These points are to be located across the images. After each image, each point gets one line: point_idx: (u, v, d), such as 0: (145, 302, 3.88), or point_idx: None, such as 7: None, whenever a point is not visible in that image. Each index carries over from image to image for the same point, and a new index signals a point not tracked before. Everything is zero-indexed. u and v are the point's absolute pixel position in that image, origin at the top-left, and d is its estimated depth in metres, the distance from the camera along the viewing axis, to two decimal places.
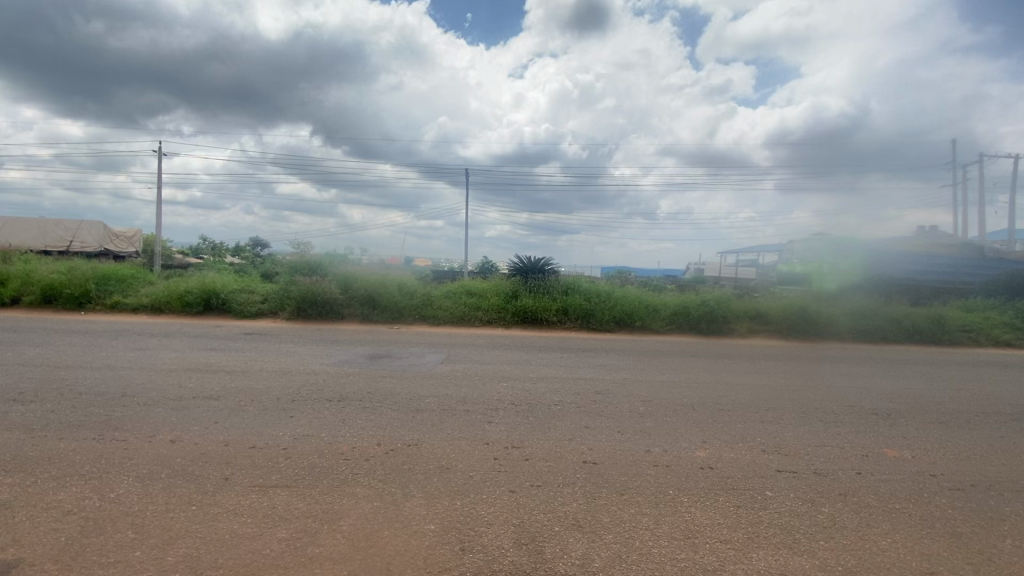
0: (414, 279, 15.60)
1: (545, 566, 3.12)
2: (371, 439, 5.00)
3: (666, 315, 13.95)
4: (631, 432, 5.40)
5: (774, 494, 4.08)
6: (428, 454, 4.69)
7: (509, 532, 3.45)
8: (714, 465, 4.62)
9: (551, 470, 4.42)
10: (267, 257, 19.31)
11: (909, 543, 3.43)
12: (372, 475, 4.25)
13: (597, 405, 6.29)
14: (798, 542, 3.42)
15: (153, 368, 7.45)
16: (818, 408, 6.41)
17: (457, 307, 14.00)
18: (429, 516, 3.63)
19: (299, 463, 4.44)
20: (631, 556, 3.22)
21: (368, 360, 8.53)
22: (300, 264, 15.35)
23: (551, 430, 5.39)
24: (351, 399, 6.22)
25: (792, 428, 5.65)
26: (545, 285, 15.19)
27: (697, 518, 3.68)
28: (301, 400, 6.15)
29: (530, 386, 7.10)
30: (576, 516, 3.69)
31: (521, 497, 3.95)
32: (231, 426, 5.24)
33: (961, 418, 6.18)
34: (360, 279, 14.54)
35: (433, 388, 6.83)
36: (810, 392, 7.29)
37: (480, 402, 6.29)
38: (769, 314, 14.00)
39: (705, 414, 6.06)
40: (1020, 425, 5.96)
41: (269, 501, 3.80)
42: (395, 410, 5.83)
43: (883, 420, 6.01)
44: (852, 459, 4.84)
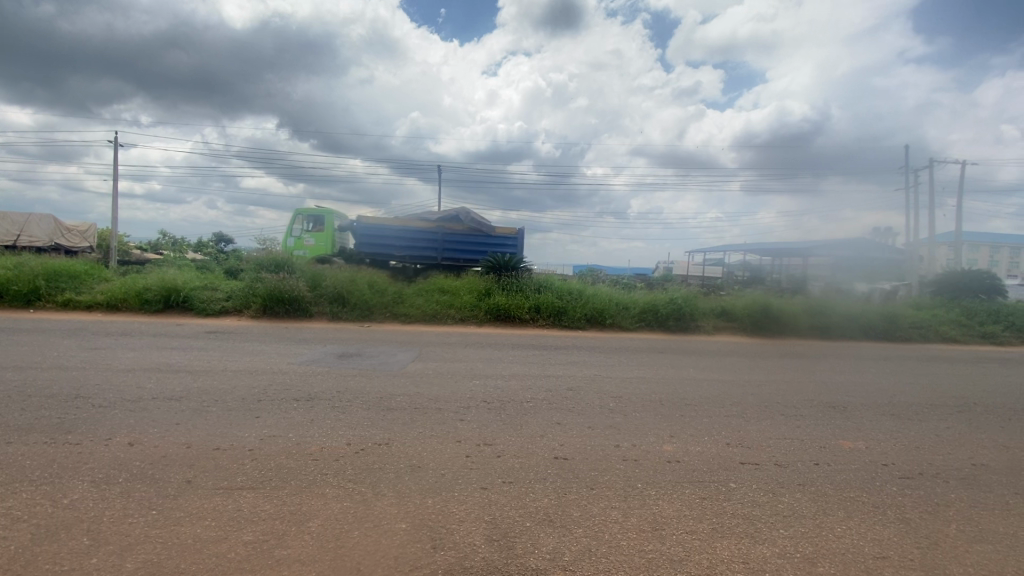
0: (385, 277, 15.40)
1: (516, 561, 3.15)
2: (340, 439, 4.91)
3: (635, 312, 14.23)
4: (601, 427, 5.48)
5: (737, 486, 4.22)
6: (399, 452, 4.65)
7: (481, 529, 3.46)
8: (681, 458, 4.74)
9: (522, 467, 4.45)
10: (231, 253, 18.73)
11: (863, 529, 3.60)
12: (341, 475, 4.18)
13: (567, 402, 6.36)
14: (760, 530, 3.54)
15: (109, 369, 7.13)
16: (780, 403, 6.64)
17: (429, 305, 13.89)
18: (401, 515, 3.60)
19: (267, 464, 4.33)
20: (600, 549, 3.28)
21: (338, 359, 8.36)
22: (266, 261, 14.95)
23: (523, 426, 5.42)
24: (320, 398, 6.10)
25: (755, 422, 5.84)
26: (518, 283, 15.22)
27: (665, 511, 3.77)
28: (268, 400, 6.00)
29: (503, 384, 7.11)
30: (547, 511, 3.73)
31: (493, 494, 3.96)
32: (194, 428, 5.07)
33: (910, 410, 6.52)
34: (329, 276, 14.28)
35: (404, 387, 6.75)
36: (771, 386, 7.56)
37: (452, 400, 6.26)
38: (734, 311, 14.48)
39: (672, 409, 6.21)
40: (964, 417, 6.32)
41: (235, 504, 3.70)
42: (365, 410, 5.75)
43: (840, 413, 6.28)
44: (811, 450, 5.04)
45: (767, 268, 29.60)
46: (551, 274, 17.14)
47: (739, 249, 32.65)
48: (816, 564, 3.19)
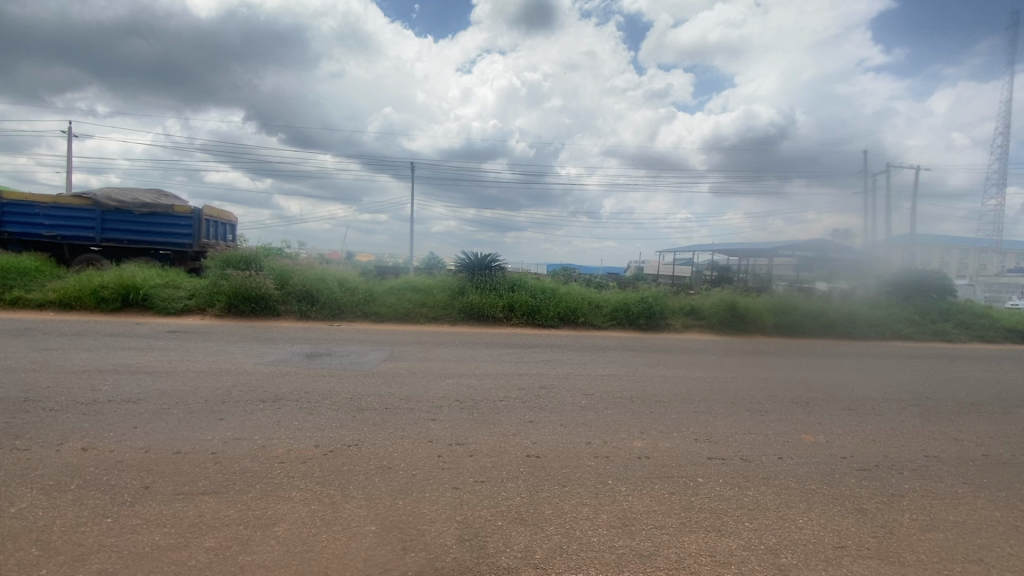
0: (356, 276, 15.15)
1: (487, 560, 3.14)
2: (308, 440, 4.81)
3: (607, 311, 14.40)
4: (573, 425, 5.53)
5: (705, 481, 4.31)
6: (370, 454, 4.57)
7: (453, 530, 3.44)
8: (650, 454, 4.82)
9: (495, 466, 4.43)
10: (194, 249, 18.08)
11: (822, 520, 3.74)
12: (310, 478, 4.08)
13: (539, 400, 6.38)
14: (726, 524, 3.63)
15: (62, 370, 6.78)
16: (745, 399, 6.83)
17: (402, 304, 13.73)
18: (371, 517, 3.55)
19: (231, 468, 4.21)
20: (571, 546, 3.30)
21: (306, 359, 8.20)
22: (233, 258, 14.50)
23: (495, 425, 5.41)
24: (288, 399, 5.97)
25: (722, 418, 5.99)
26: (491, 281, 15.20)
27: (635, 506, 3.83)
28: (232, 402, 5.82)
29: (475, 383, 7.10)
30: (519, 509, 3.73)
31: (464, 493, 3.94)
32: (153, 431, 4.88)
33: (867, 405, 6.80)
34: (298, 274, 13.97)
35: (375, 387, 6.64)
36: (738, 383, 7.75)
37: (424, 399, 6.21)
38: (702, 309, 14.83)
39: (642, 406, 6.31)
40: (917, 411, 6.63)
41: (197, 509, 3.57)
42: (335, 411, 5.64)
43: (802, 408, 6.50)
44: (775, 445, 5.20)
45: (734, 269, 30.60)
46: (524, 272, 17.18)
47: (707, 250, 33.43)
48: (778, 555, 3.29)
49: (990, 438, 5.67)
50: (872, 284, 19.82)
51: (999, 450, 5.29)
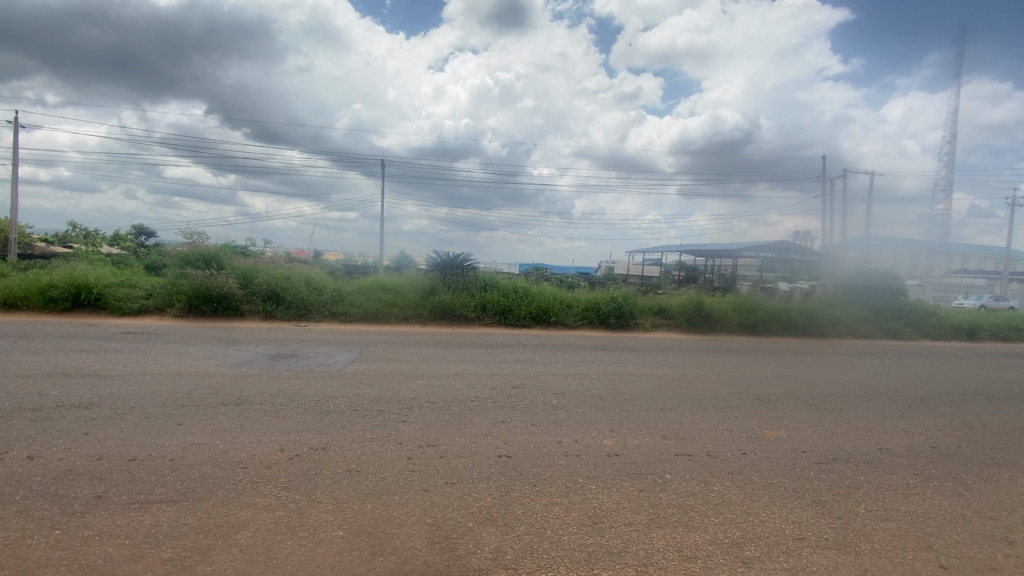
0: (324, 275, 14.81)
1: (458, 563, 3.11)
2: (273, 444, 4.68)
3: (578, 310, 14.53)
4: (544, 424, 5.55)
5: (672, 477, 4.40)
6: (338, 457, 4.47)
7: (422, 532, 3.40)
8: (620, 452, 4.89)
9: (465, 467, 4.41)
10: (151, 247, 17.35)
11: (783, 513, 3.87)
12: (274, 483, 3.97)
13: (511, 400, 6.39)
14: (693, 519, 3.71)
15: (5, 375, 6.39)
16: (711, 396, 7.01)
17: (371, 304, 13.51)
18: (338, 522, 3.47)
19: (190, 474, 4.05)
20: (542, 546, 3.31)
21: (271, 360, 7.98)
22: (193, 256, 13.97)
23: (467, 426, 5.39)
24: (252, 402, 5.79)
25: (689, 415, 6.12)
26: (463, 280, 15.09)
27: (604, 504, 3.87)
28: (192, 405, 5.60)
29: (447, 383, 7.04)
30: (490, 510, 3.72)
31: (435, 495, 3.91)
32: (106, 438, 4.65)
33: (826, 400, 7.07)
34: (263, 272, 13.58)
35: (343, 389, 6.51)
36: (704, 380, 7.95)
37: (394, 401, 6.12)
38: (670, 309, 15.14)
39: (612, 404, 6.39)
40: (871, 405, 6.93)
41: (154, 519, 3.42)
42: (301, 413, 5.50)
43: (764, 404, 6.71)
44: (739, 440, 5.34)
45: (701, 270, 31.63)
46: (495, 271, 17.13)
47: (674, 250, 34.12)
48: (742, 548, 3.38)
49: (938, 431, 5.98)
50: (830, 283, 20.62)
51: (945, 442, 5.58)
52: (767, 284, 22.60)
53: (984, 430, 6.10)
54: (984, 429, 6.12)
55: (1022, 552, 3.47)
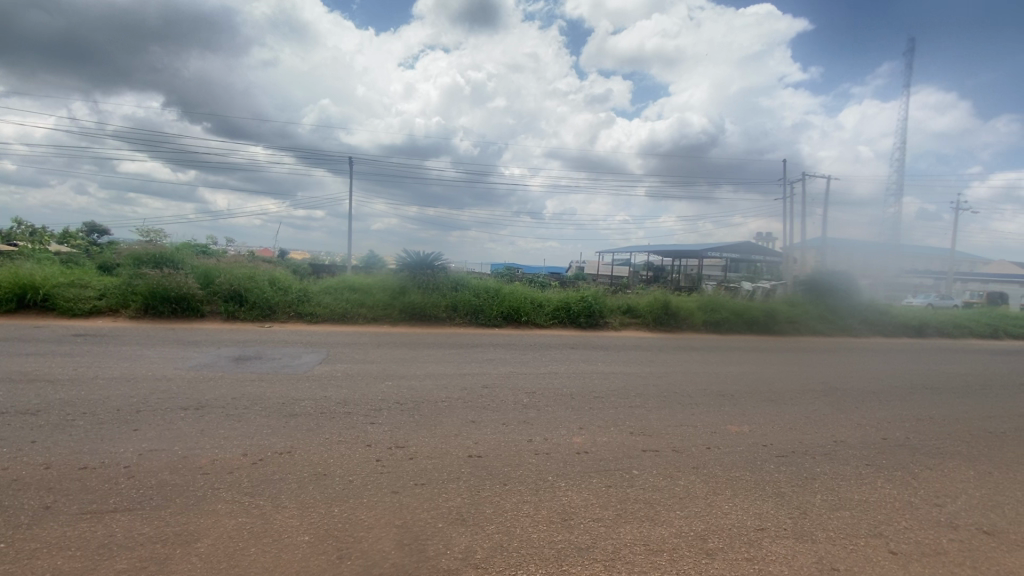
0: (289, 274, 14.44)
1: (427, 564, 3.10)
2: (236, 449, 4.54)
3: (549, 310, 14.62)
4: (514, 423, 5.57)
5: (639, 472, 4.49)
6: (304, 461, 4.37)
7: (391, 534, 3.36)
8: (589, 449, 4.95)
9: (435, 467, 4.38)
10: (103, 245, 16.56)
11: (745, 505, 4.00)
12: (237, 489, 3.85)
13: (482, 399, 6.39)
14: (659, 513, 3.80)
15: None
16: (677, 392, 7.18)
17: (339, 304, 13.26)
18: (304, 527, 3.40)
19: (147, 482, 3.88)
20: (511, 544, 3.32)
21: (234, 362, 7.74)
22: (149, 256, 13.39)
23: (437, 426, 5.36)
24: (213, 406, 5.60)
25: (656, 411, 6.26)
26: (433, 280, 14.95)
27: (574, 501, 3.91)
28: (149, 410, 5.38)
29: (417, 384, 6.98)
30: (460, 510, 3.71)
31: (404, 497, 3.87)
32: (55, 445, 4.41)
33: (786, 396, 7.34)
34: (225, 271, 13.15)
35: (310, 391, 6.37)
36: (670, 377, 8.13)
37: (362, 402, 6.03)
38: (639, 308, 15.43)
39: (582, 402, 6.46)
40: (827, 400, 7.23)
41: (107, 528, 3.28)
42: (266, 417, 5.36)
43: (728, 400, 6.91)
44: (704, 435, 5.49)
45: (668, 270, 32.38)
46: (466, 270, 17.04)
47: (643, 250, 34.70)
48: (706, 540, 3.48)
49: (889, 423, 6.30)
50: (790, 283, 21.36)
51: (895, 434, 5.88)
52: (730, 283, 23.27)
53: (930, 422, 6.46)
54: (930, 421, 6.47)
55: (964, 536, 3.70)
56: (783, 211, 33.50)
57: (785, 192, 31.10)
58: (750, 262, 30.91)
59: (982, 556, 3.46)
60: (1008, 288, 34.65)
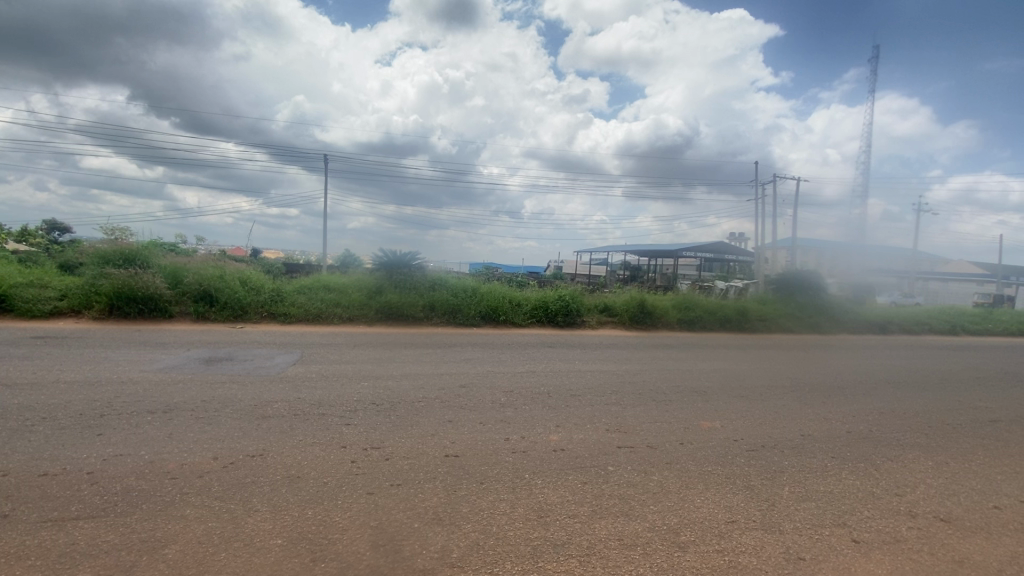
0: (262, 274, 14.12)
1: (402, 564, 3.08)
2: (206, 452, 4.43)
3: (527, 309, 14.66)
4: (492, 422, 5.58)
5: (614, 468, 4.55)
6: (277, 464, 4.29)
7: (366, 536, 3.33)
8: (565, 446, 4.99)
9: (411, 467, 4.36)
10: (65, 244, 15.89)
11: (717, 498, 4.09)
12: (206, 493, 3.76)
13: (459, 399, 6.37)
14: (633, 508, 3.86)
15: None
16: (652, 389, 7.29)
17: (314, 305, 13.03)
18: (276, 530, 3.34)
19: (111, 488, 3.75)
20: (487, 542, 3.33)
21: (204, 364, 7.54)
22: (113, 255, 12.93)
23: (414, 426, 5.32)
24: (182, 409, 5.45)
25: (631, 408, 6.34)
26: (411, 280, 14.82)
27: (550, 498, 3.94)
28: (114, 414, 5.20)
29: (393, 384, 6.92)
30: (436, 510, 3.70)
31: (379, 498, 3.83)
32: (12, 452, 4.23)
33: (756, 392, 7.53)
34: (195, 271, 12.79)
35: (283, 392, 6.25)
36: (646, 375, 8.25)
37: (337, 403, 5.95)
38: (615, 307, 15.60)
39: (558, 401, 6.50)
40: (796, 395, 7.44)
41: (69, 537, 3.16)
42: (237, 419, 5.24)
43: (701, 396, 7.05)
44: (678, 431, 5.59)
45: (645, 270, 32.82)
46: (444, 270, 16.96)
47: (619, 250, 35.04)
48: (679, 533, 3.55)
49: (853, 416, 6.52)
50: (761, 283, 21.90)
51: (859, 427, 6.10)
52: (704, 283, 23.74)
53: (892, 415, 6.71)
54: (892, 414, 6.72)
55: (922, 524, 3.86)
56: (756, 212, 34.26)
57: (757, 194, 31.92)
58: (723, 262, 31.54)
59: (939, 542, 3.62)
60: (965, 287, 36.21)
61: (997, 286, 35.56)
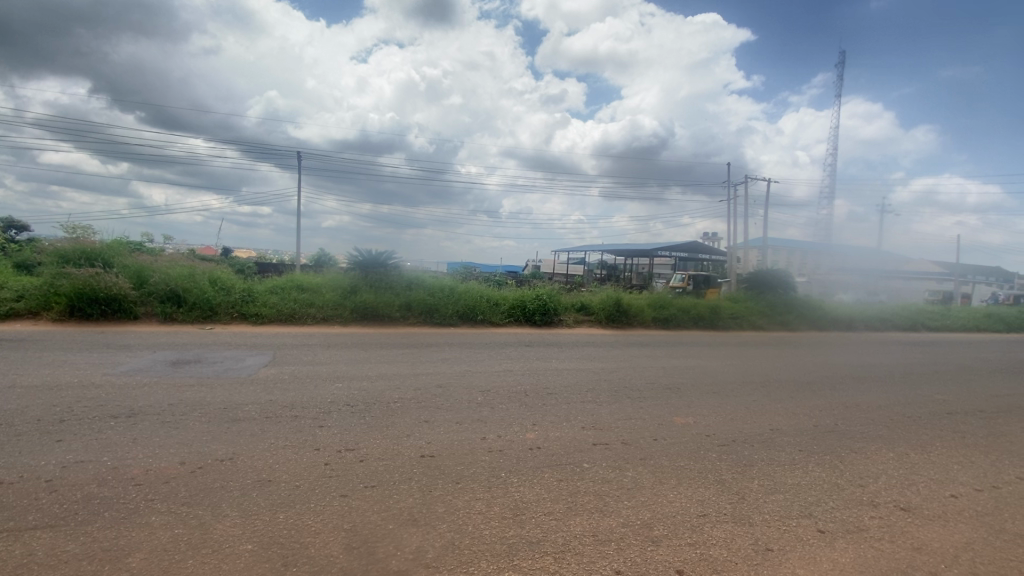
0: (232, 274, 13.77)
1: (376, 566, 3.05)
2: (173, 458, 4.29)
3: (505, 308, 14.67)
4: (468, 422, 5.57)
5: (590, 465, 4.59)
6: (247, 467, 4.20)
7: (340, 539, 3.28)
8: (541, 445, 5.02)
9: (386, 469, 4.31)
10: (21, 242, 15.18)
11: (689, 493, 4.17)
12: (173, 499, 3.65)
13: (435, 399, 6.33)
14: (608, 504, 3.91)
15: None
16: (628, 387, 7.38)
17: (287, 305, 12.76)
18: (246, 536, 3.26)
19: (71, 496, 3.61)
20: (463, 542, 3.32)
21: (171, 367, 7.31)
22: (73, 254, 12.42)
23: (389, 427, 5.27)
24: (147, 413, 5.27)
25: (606, 406, 6.41)
26: (386, 280, 14.66)
27: (526, 497, 3.95)
28: (74, 420, 4.99)
29: (368, 385, 6.84)
30: (411, 511, 3.67)
31: (353, 500, 3.78)
32: None
33: (728, 388, 7.70)
34: (161, 271, 12.40)
35: (254, 395, 6.12)
36: (621, 373, 8.35)
37: (311, 405, 5.84)
38: (592, 306, 15.73)
39: (535, 399, 6.52)
40: (766, 391, 7.63)
41: (26, 548, 3.03)
42: (206, 423, 5.10)
43: (674, 393, 7.18)
44: (652, 428, 5.67)
45: (622, 270, 33.19)
46: (420, 269, 16.80)
47: (597, 249, 35.36)
48: (652, 528, 3.60)
49: (820, 411, 6.73)
50: (734, 283, 22.39)
51: (825, 421, 6.30)
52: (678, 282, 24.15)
53: (856, 409, 6.94)
54: (855, 408, 6.96)
55: (884, 513, 4.01)
56: (729, 213, 35.02)
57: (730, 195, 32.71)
58: (697, 261, 32.16)
59: (900, 531, 3.76)
60: (923, 284, 37.74)
61: (954, 284, 37.18)
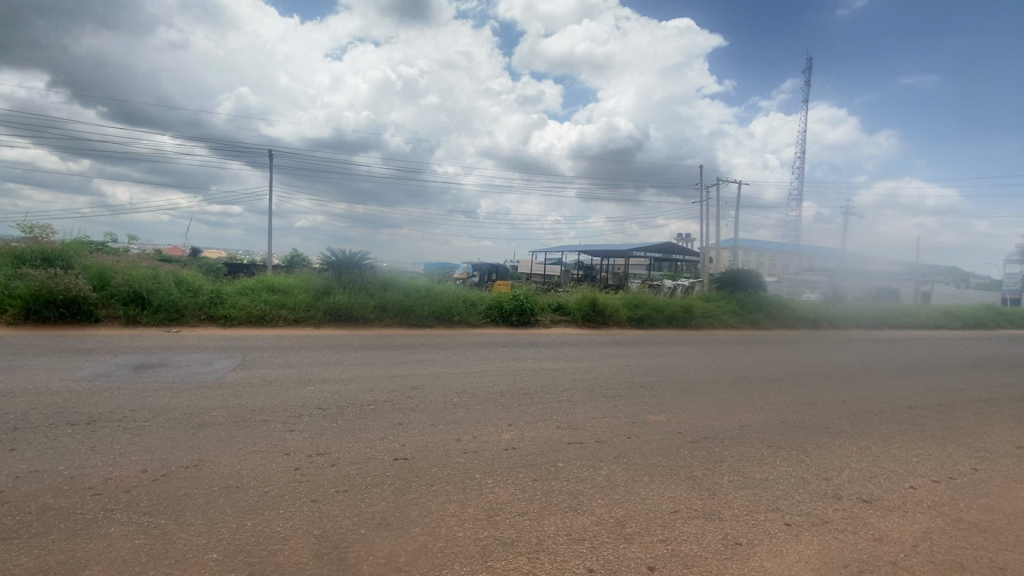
0: (199, 275, 13.38)
1: (347, 571, 3.00)
2: (134, 466, 4.14)
3: (482, 309, 14.64)
4: (443, 423, 5.54)
5: (563, 465, 4.62)
6: (214, 474, 4.08)
7: (309, 545, 3.22)
8: (516, 445, 5.02)
9: (359, 473, 4.25)
10: None
11: (661, 489, 4.24)
12: (134, 508, 3.52)
13: (410, 401, 6.27)
14: (581, 503, 3.93)
15: None
16: (602, 386, 7.46)
17: (257, 307, 12.46)
18: (211, 544, 3.17)
19: (24, 508, 3.44)
20: (436, 544, 3.30)
21: (134, 371, 7.06)
22: (29, 254, 11.90)
23: (362, 431, 5.19)
24: (108, 420, 5.08)
25: (582, 405, 6.46)
26: (361, 281, 14.46)
27: (500, 497, 3.95)
28: (28, 428, 4.77)
29: (341, 388, 6.72)
30: (383, 514, 3.62)
31: (324, 505, 3.72)
32: None
33: (700, 385, 7.86)
34: (124, 271, 11.97)
35: (222, 399, 5.95)
36: (597, 372, 8.42)
37: (281, 409, 5.72)
38: (569, 305, 15.80)
39: (510, 400, 6.52)
40: (737, 388, 7.81)
41: None
42: (171, 429, 4.94)
43: (648, 391, 7.29)
44: (626, 426, 5.74)
45: (598, 270, 33.49)
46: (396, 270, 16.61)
47: (573, 250, 35.62)
48: (624, 525, 3.64)
49: (787, 406, 6.92)
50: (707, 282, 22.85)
51: (792, 416, 6.48)
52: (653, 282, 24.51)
53: (822, 404, 7.16)
54: (822, 404, 7.17)
55: (847, 505, 4.14)
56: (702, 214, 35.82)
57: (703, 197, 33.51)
58: (672, 262, 32.69)
59: (862, 522, 3.89)
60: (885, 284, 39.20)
61: (913, 283, 38.78)
